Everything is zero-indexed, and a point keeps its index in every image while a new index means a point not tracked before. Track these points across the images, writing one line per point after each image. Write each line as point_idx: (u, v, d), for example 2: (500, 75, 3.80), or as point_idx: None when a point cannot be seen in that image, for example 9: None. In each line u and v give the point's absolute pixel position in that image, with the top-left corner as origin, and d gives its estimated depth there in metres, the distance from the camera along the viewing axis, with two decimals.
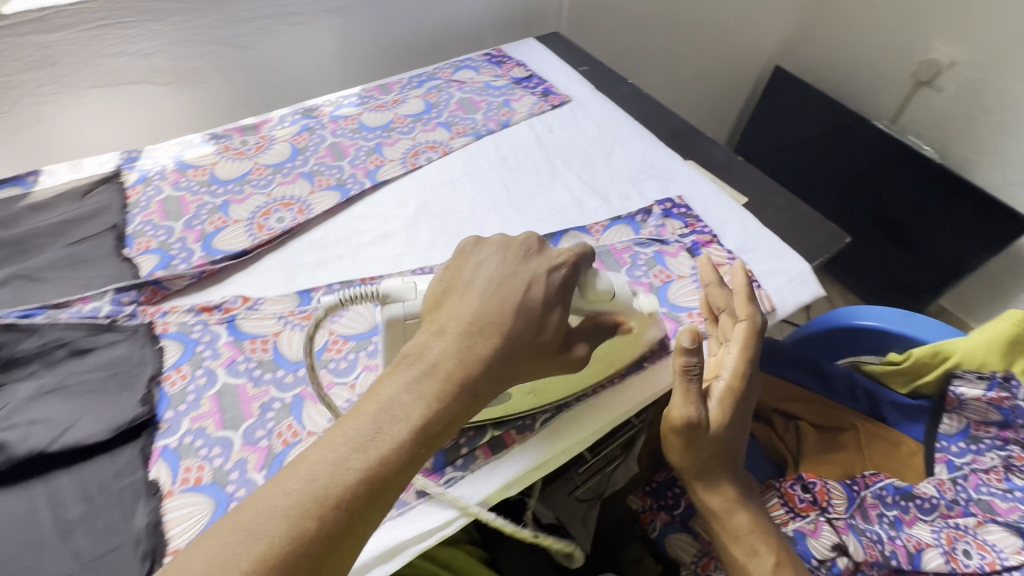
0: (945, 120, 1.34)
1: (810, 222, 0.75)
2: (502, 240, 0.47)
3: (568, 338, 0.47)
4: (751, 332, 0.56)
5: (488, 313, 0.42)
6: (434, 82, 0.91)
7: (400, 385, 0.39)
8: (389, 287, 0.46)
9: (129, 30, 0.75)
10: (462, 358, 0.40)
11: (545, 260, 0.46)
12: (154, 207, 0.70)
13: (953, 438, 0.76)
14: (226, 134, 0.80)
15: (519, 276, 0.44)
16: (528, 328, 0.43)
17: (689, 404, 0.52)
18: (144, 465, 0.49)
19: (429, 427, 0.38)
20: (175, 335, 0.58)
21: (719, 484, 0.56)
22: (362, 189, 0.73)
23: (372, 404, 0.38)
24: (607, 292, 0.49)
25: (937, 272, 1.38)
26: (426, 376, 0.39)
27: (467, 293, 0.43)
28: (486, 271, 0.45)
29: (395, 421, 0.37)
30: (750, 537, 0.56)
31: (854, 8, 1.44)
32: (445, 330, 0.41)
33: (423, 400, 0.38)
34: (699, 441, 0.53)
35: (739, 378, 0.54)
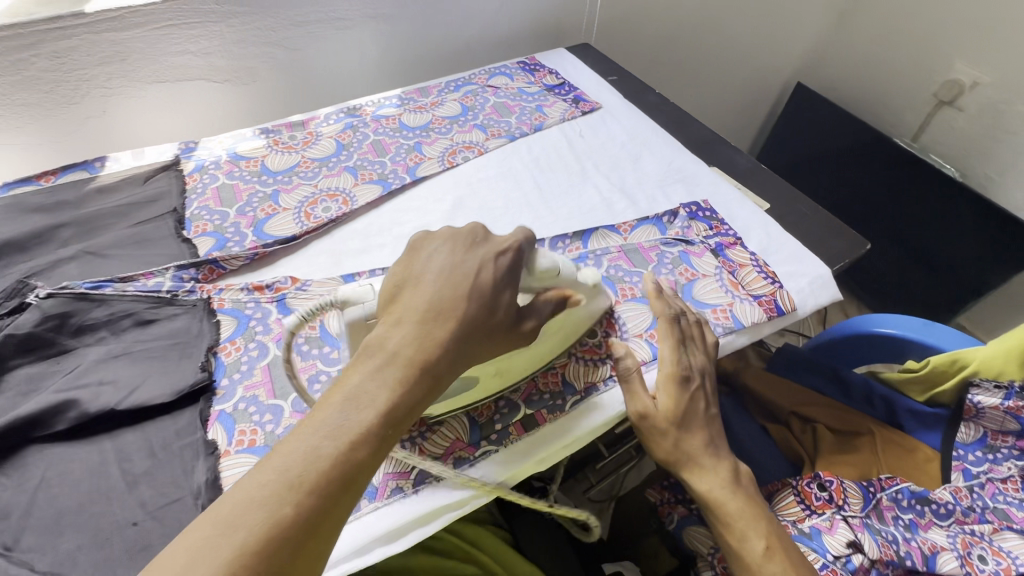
0: (967, 140, 1.36)
1: (831, 229, 0.77)
2: (449, 233, 0.48)
3: (520, 315, 0.48)
4: (669, 320, 0.60)
5: (443, 300, 0.43)
6: (471, 87, 0.95)
7: (363, 374, 0.39)
8: (346, 291, 0.47)
9: (192, 30, 0.80)
10: (420, 345, 0.41)
11: (491, 247, 0.47)
12: (210, 194, 0.75)
13: (969, 447, 0.76)
14: (276, 129, 0.85)
15: (468, 263, 0.45)
16: (484, 312, 0.44)
17: (633, 399, 0.56)
18: (202, 426, 0.53)
19: (394, 412, 0.38)
20: (230, 310, 0.62)
21: (696, 471, 0.56)
22: (403, 184, 0.77)
23: (337, 395, 0.38)
24: (551, 269, 0.51)
25: (957, 290, 1.39)
26: (387, 364, 0.40)
27: (420, 284, 0.44)
28: (437, 261, 0.45)
29: (362, 407, 0.37)
30: (738, 524, 0.54)
31: (877, 28, 1.46)
32: (402, 321, 0.42)
33: (387, 387, 0.39)
34: (662, 430, 0.55)
35: (673, 361, 0.57)
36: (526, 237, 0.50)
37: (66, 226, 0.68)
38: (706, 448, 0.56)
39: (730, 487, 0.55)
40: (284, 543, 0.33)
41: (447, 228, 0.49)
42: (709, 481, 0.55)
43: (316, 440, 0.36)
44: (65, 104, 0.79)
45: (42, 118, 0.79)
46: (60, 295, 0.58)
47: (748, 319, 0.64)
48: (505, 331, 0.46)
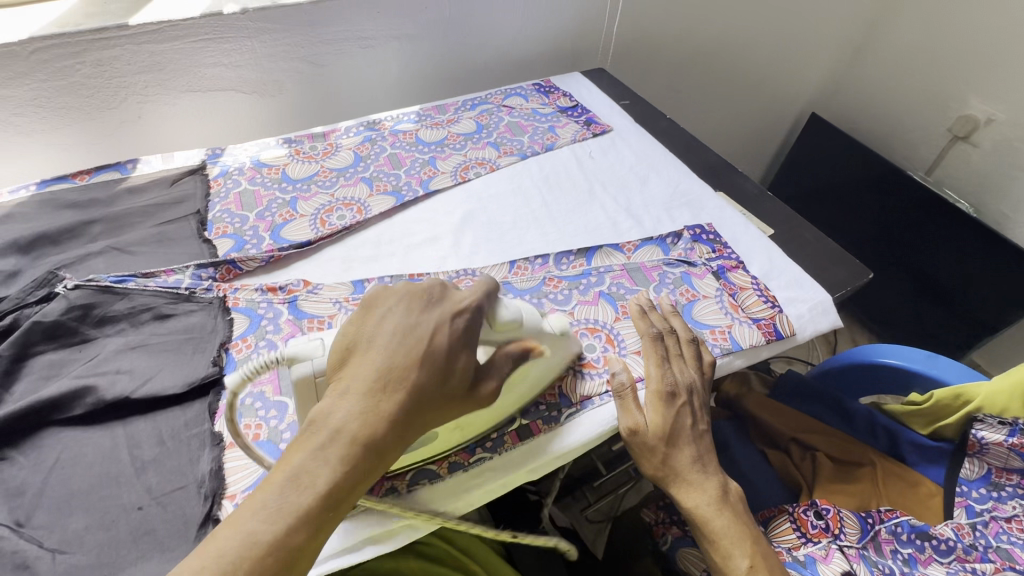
0: (981, 176, 1.36)
1: (833, 258, 0.78)
2: (405, 290, 0.48)
3: (478, 376, 0.47)
4: (653, 338, 0.62)
5: (393, 366, 0.43)
6: (486, 106, 0.99)
7: (306, 454, 0.40)
8: (295, 347, 0.46)
9: (225, 44, 0.85)
10: (366, 419, 0.41)
11: (446, 308, 0.47)
12: (232, 198, 0.78)
13: (973, 484, 0.74)
14: (298, 139, 0.89)
15: (421, 325, 0.45)
16: (437, 378, 0.44)
17: (622, 415, 0.57)
18: (210, 418, 0.55)
19: (335, 493, 0.40)
20: (244, 309, 0.64)
21: (684, 489, 0.56)
22: (415, 196, 0.80)
23: (278, 474, 0.39)
24: (512, 321, 0.50)
25: (971, 327, 1.37)
26: (330, 442, 0.40)
27: (369, 351, 0.44)
28: (389, 322, 0.45)
29: (300, 489, 0.39)
30: (723, 541, 0.55)
31: (892, 63, 1.48)
32: (348, 394, 0.42)
33: (330, 467, 0.40)
34: (651, 447, 0.56)
35: (659, 378, 0.59)
36: (489, 289, 0.50)
37: (96, 222, 0.72)
38: (694, 465, 0.57)
39: (716, 505, 0.56)
40: None
41: (405, 284, 0.49)
42: (696, 498, 0.56)
43: (256, 525, 0.37)
44: (104, 108, 0.84)
45: (82, 121, 0.84)
46: (87, 287, 0.62)
47: (747, 342, 0.65)
48: (459, 397, 0.45)
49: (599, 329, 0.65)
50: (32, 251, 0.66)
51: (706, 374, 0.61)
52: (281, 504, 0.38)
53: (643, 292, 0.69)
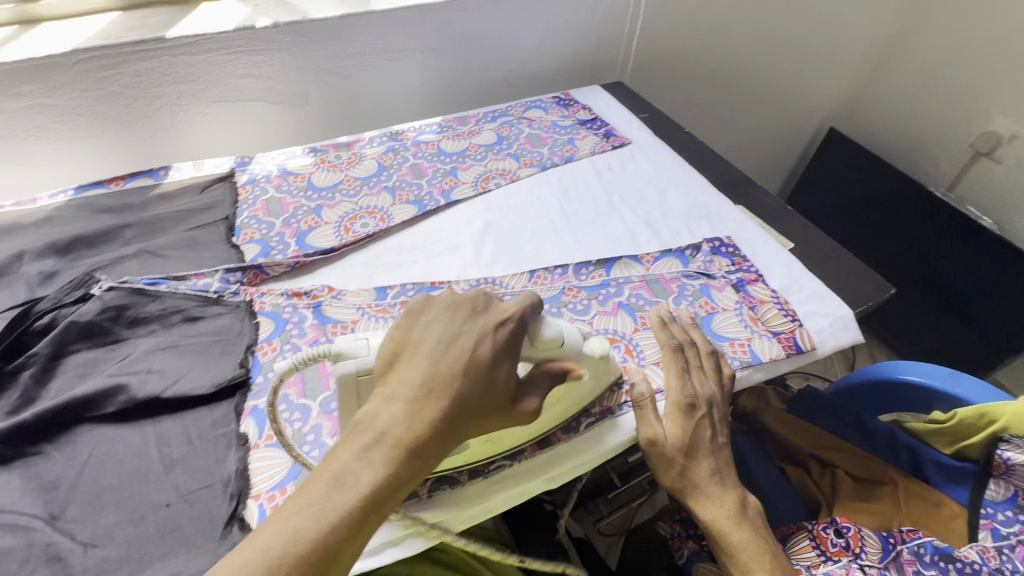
0: (1005, 193, 1.34)
1: (854, 272, 0.77)
2: (451, 298, 0.49)
3: (521, 387, 0.48)
4: (673, 350, 0.62)
5: (436, 373, 0.44)
6: (507, 118, 1.00)
7: (351, 456, 0.41)
8: (342, 344, 0.48)
9: (256, 57, 0.88)
10: (410, 424, 0.42)
11: (490, 318, 0.48)
12: (259, 205, 0.80)
13: (999, 506, 0.72)
14: (323, 149, 0.91)
15: (465, 333, 0.46)
16: (479, 388, 0.45)
17: (641, 425, 0.57)
18: (237, 418, 0.56)
19: (377, 495, 0.40)
20: (270, 313, 0.66)
21: (702, 501, 0.56)
22: (437, 206, 0.82)
23: (324, 474, 0.40)
24: (555, 339, 0.50)
25: (994, 346, 1.34)
26: (375, 445, 0.41)
27: (415, 356, 0.45)
28: (434, 329, 0.47)
29: (345, 489, 0.39)
30: (741, 555, 0.55)
31: (912, 79, 1.48)
32: (394, 398, 0.43)
33: (374, 468, 0.40)
34: (670, 458, 0.56)
35: (678, 390, 0.59)
36: (533, 303, 0.49)
37: (130, 226, 0.74)
38: (713, 478, 0.56)
39: (735, 518, 0.55)
40: None
41: (451, 292, 0.50)
42: (714, 511, 0.56)
43: (301, 521, 0.38)
44: (139, 117, 0.87)
45: (119, 128, 0.87)
46: (122, 289, 0.64)
47: (766, 355, 0.65)
48: (499, 409, 0.46)
49: (618, 339, 0.65)
50: (70, 253, 0.69)
51: (727, 387, 0.61)
52: (328, 502, 0.38)
53: (663, 304, 0.69)
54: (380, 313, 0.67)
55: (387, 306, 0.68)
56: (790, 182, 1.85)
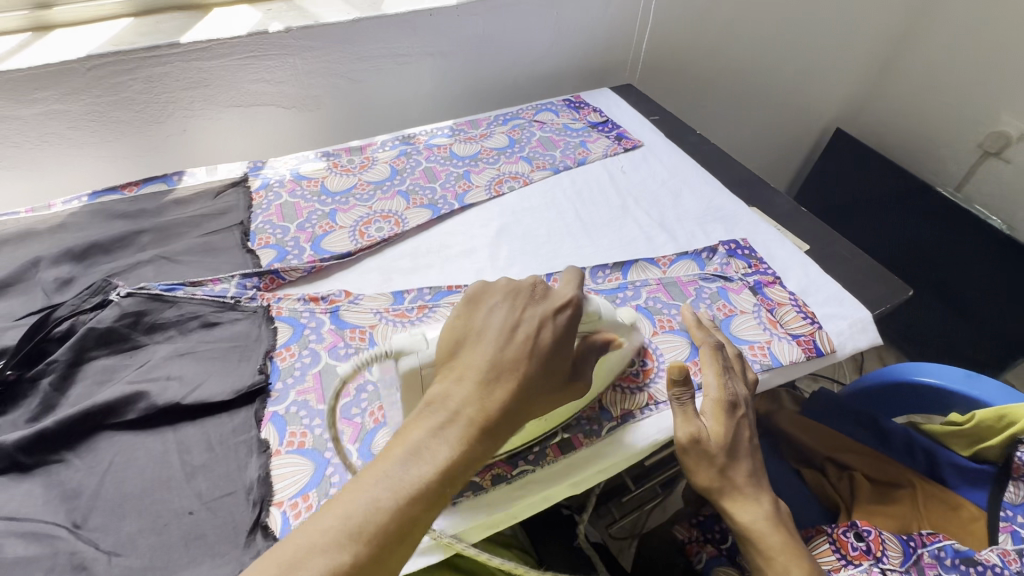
0: (1014, 193, 1.34)
1: (871, 273, 0.77)
2: (509, 286, 0.50)
3: (575, 369, 0.50)
4: (713, 348, 0.62)
5: (504, 358, 0.45)
6: (518, 121, 1.00)
7: (424, 432, 0.42)
8: (398, 341, 0.48)
9: (269, 62, 0.88)
10: (481, 404, 0.43)
11: (549, 306, 0.49)
12: (273, 210, 0.80)
13: (1018, 509, 0.72)
14: (335, 153, 0.91)
15: (527, 320, 0.47)
16: (543, 372, 0.46)
17: (684, 420, 0.56)
18: (257, 425, 0.56)
19: (452, 469, 0.41)
20: (287, 318, 0.66)
21: (740, 502, 0.55)
22: (452, 209, 0.81)
23: (397, 448, 0.41)
24: (596, 315, 0.53)
25: (1003, 346, 1.34)
26: (449, 423, 0.42)
27: (480, 342, 0.46)
28: (496, 315, 0.48)
29: (421, 462, 0.40)
30: (779, 558, 0.54)
31: (920, 79, 1.48)
32: (463, 378, 0.45)
33: (449, 445, 0.41)
34: (713, 456, 0.55)
35: (721, 388, 0.58)
36: (577, 282, 0.53)
37: (146, 232, 0.74)
38: (750, 479, 0.56)
39: (772, 520, 0.55)
40: None
41: (507, 280, 0.51)
42: (753, 512, 0.55)
43: (378, 492, 0.39)
44: (151, 123, 0.87)
45: (130, 134, 0.87)
46: (139, 295, 0.63)
47: (787, 358, 0.65)
48: (561, 389, 0.48)
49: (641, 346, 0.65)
50: (86, 259, 0.69)
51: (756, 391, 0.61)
52: (405, 474, 0.40)
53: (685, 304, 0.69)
54: (398, 318, 0.66)
55: (405, 310, 0.68)
56: (797, 181, 1.84)
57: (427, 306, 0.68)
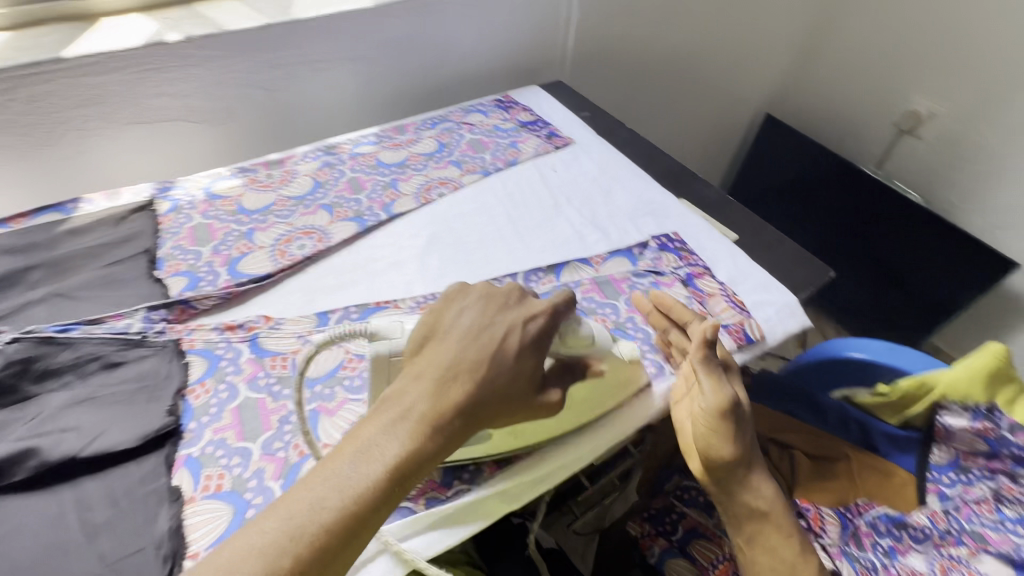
0: (928, 167, 1.42)
1: (796, 258, 0.79)
2: (484, 291, 0.53)
3: (542, 385, 0.52)
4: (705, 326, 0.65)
5: (466, 358, 0.48)
6: (447, 124, 0.98)
7: (376, 430, 0.44)
8: (378, 325, 0.51)
9: (171, 74, 0.82)
10: (435, 402, 0.46)
11: (520, 313, 0.52)
12: (184, 233, 0.75)
13: (943, 469, 0.77)
14: (253, 167, 0.86)
15: (496, 324, 0.50)
16: (506, 376, 0.49)
17: (724, 384, 0.56)
18: (167, 471, 0.52)
19: (403, 465, 0.43)
20: (201, 351, 0.61)
21: (758, 471, 0.58)
22: (378, 221, 0.78)
23: (349, 447, 0.43)
24: (587, 337, 0.56)
25: (930, 311, 1.43)
26: (400, 419, 0.45)
27: (445, 338, 0.49)
28: (466, 316, 0.50)
29: (371, 461, 0.43)
30: (791, 525, 0.57)
31: (838, 63, 1.54)
32: (422, 375, 0.47)
33: (398, 441, 0.44)
34: (747, 421, 0.57)
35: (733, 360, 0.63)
36: (569, 303, 0.55)
37: (36, 268, 0.67)
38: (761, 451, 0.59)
39: (780, 491, 0.58)
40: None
41: (483, 285, 0.54)
42: (768, 480, 0.58)
43: (325, 491, 0.41)
44: (39, 146, 0.80)
45: (16, 160, 0.79)
46: (27, 340, 0.58)
47: None
48: (522, 400, 0.50)
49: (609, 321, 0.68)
50: None
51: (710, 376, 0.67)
52: (353, 474, 0.42)
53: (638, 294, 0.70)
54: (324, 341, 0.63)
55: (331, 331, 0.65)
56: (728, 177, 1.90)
57: (353, 327, 0.65)
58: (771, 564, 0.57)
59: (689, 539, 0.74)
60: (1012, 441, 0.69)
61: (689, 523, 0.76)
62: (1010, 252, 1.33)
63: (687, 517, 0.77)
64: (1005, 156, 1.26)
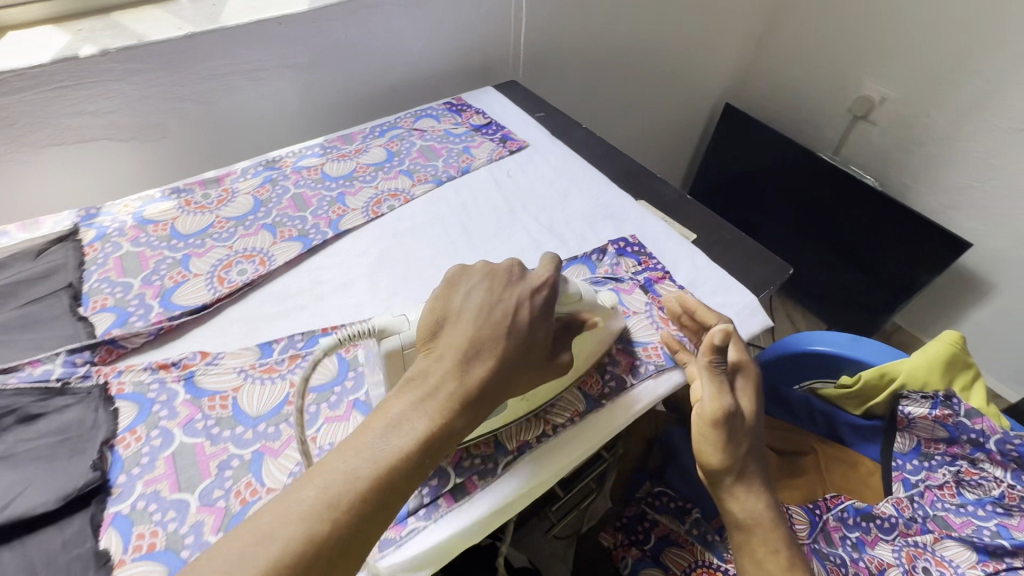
0: (883, 151, 1.45)
1: (756, 256, 0.79)
2: (486, 269, 0.52)
3: (553, 349, 0.53)
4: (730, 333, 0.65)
5: (483, 335, 0.48)
6: (397, 131, 0.94)
7: (404, 405, 0.44)
8: (383, 321, 0.51)
9: (88, 90, 0.76)
10: (460, 380, 0.46)
11: (527, 287, 0.51)
12: (112, 264, 0.69)
13: (907, 456, 0.77)
14: (188, 188, 0.80)
15: (505, 300, 0.50)
16: (522, 348, 0.49)
17: (723, 394, 0.58)
18: (93, 534, 0.47)
19: (432, 439, 0.43)
20: (131, 395, 0.57)
21: (751, 484, 0.59)
22: (325, 239, 0.75)
23: (377, 422, 0.43)
24: (576, 295, 0.56)
25: (890, 291, 1.45)
26: (427, 397, 0.45)
27: (459, 319, 0.49)
28: (475, 298, 0.50)
29: (400, 434, 0.42)
30: (780, 541, 0.57)
31: (793, 50, 1.55)
32: (443, 356, 0.47)
33: (427, 417, 0.44)
34: (743, 431, 0.58)
35: (748, 372, 0.62)
36: (555, 265, 0.55)
37: None
38: (760, 467, 0.60)
39: (773, 508, 0.59)
40: (328, 552, 0.38)
41: (482, 264, 0.53)
42: (761, 494, 0.59)
43: (356, 462, 0.41)
44: None
45: None
46: None
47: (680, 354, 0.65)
48: (541, 366, 0.51)
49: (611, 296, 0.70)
50: None
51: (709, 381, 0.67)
52: (384, 446, 0.42)
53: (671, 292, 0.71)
54: (267, 374, 0.60)
55: (275, 363, 0.61)
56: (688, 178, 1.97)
57: (299, 356, 0.62)
58: None
59: (662, 546, 0.73)
60: (969, 427, 0.70)
61: (661, 531, 0.74)
62: (962, 232, 1.36)
63: (658, 524, 0.75)
64: (955, 139, 1.29)
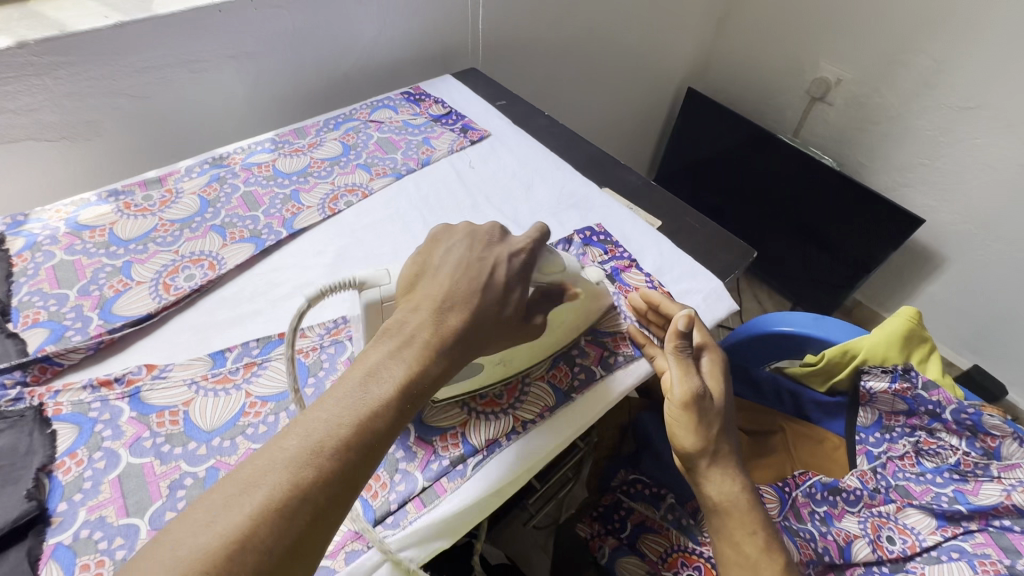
0: (839, 131, 1.48)
1: (720, 240, 0.79)
2: (469, 230, 0.53)
3: (529, 310, 0.53)
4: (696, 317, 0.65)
5: (459, 289, 0.48)
6: (352, 123, 0.90)
7: (382, 354, 0.43)
8: (364, 274, 0.50)
9: (7, 87, 0.70)
10: (437, 328, 0.46)
11: (506, 248, 0.52)
12: (43, 275, 0.64)
13: (869, 430, 0.80)
14: (126, 189, 0.75)
15: (483, 260, 0.50)
16: (496, 299, 0.49)
17: (690, 376, 0.58)
18: (31, 568, 0.44)
19: (411, 386, 0.43)
20: (70, 416, 0.53)
21: (727, 466, 0.58)
22: (278, 239, 0.71)
23: (356, 372, 0.42)
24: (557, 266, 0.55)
25: (851, 268, 1.49)
26: (406, 346, 0.44)
27: (437, 275, 0.49)
28: (454, 253, 0.50)
29: (380, 382, 0.42)
30: (755, 522, 0.57)
31: (751, 33, 1.56)
32: (420, 307, 0.47)
33: (405, 364, 0.43)
34: (714, 413, 0.58)
35: (715, 353, 0.62)
36: (541, 233, 0.54)
37: None
38: (735, 449, 0.60)
39: (749, 490, 0.59)
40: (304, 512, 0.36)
41: (466, 224, 0.54)
42: (737, 477, 0.59)
43: (339, 413, 0.40)
44: None
45: None
46: None
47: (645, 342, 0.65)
48: (515, 322, 0.51)
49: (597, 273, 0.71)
50: None
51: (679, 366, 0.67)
52: (366, 395, 0.41)
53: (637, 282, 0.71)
54: (220, 385, 0.57)
55: (229, 373, 0.58)
56: (654, 164, 1.98)
57: (254, 364, 0.59)
58: (736, 561, 0.57)
59: (638, 535, 0.73)
60: (926, 398, 0.72)
61: (637, 519, 0.74)
62: (915, 208, 1.41)
63: (635, 512, 0.75)
64: (906, 118, 1.32)
